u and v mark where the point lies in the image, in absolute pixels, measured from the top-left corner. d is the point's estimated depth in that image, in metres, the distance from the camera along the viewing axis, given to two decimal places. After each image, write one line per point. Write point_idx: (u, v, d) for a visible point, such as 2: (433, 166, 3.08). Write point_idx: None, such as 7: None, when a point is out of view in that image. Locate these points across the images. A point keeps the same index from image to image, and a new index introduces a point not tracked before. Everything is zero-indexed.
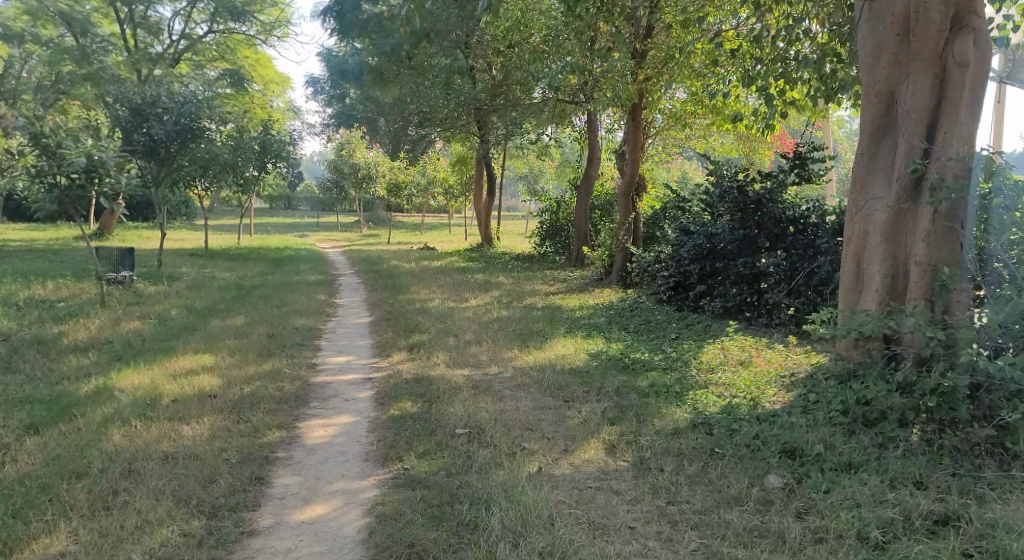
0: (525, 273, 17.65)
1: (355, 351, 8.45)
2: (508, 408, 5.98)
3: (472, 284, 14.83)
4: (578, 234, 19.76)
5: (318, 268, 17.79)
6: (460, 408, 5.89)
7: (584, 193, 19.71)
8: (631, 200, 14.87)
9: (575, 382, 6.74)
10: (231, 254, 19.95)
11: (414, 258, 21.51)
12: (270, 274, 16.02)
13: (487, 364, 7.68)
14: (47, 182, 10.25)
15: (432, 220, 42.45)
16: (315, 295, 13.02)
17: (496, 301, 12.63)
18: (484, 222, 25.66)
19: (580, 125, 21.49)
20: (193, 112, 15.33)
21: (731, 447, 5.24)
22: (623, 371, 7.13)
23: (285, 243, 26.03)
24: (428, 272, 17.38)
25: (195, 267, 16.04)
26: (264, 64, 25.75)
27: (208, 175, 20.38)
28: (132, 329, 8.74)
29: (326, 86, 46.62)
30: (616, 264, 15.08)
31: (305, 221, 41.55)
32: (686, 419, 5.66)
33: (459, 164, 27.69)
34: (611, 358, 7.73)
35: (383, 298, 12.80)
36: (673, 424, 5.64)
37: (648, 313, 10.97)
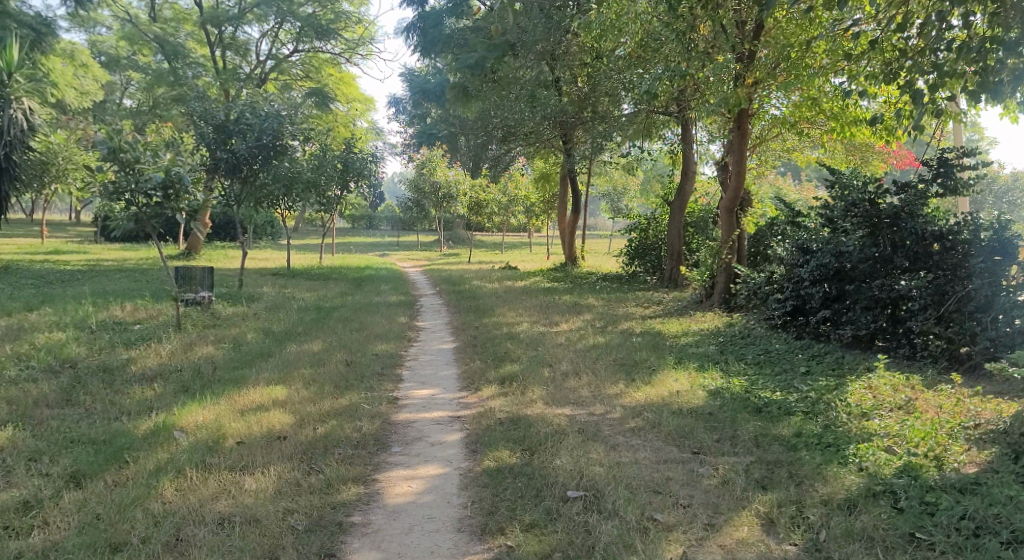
0: (616, 294, 16.59)
1: (441, 383, 7.59)
2: (624, 460, 4.99)
3: (561, 307, 13.85)
4: (671, 253, 18.58)
5: (399, 288, 17.17)
6: (567, 461, 4.93)
7: (677, 210, 18.57)
8: (736, 215, 13.75)
9: (701, 427, 5.67)
10: (313, 274, 19.58)
11: (498, 278, 20.69)
12: (351, 295, 15.45)
13: (591, 401, 6.68)
14: (124, 199, 9.63)
15: (512, 239, 41.78)
16: (396, 317, 12.30)
17: (590, 326, 11.61)
18: (569, 241, 24.71)
19: (671, 138, 20.42)
20: (277, 128, 14.90)
21: (942, 532, 4.15)
22: (757, 416, 6.01)
23: (367, 263, 25.70)
24: (514, 293, 16.50)
25: (276, 287, 15.61)
26: (348, 83, 25.52)
27: (290, 194, 20.11)
28: (205, 354, 8.13)
29: (407, 106, 46.93)
30: (719, 286, 13.91)
31: (386, 241, 41.49)
32: (859, 485, 4.58)
33: (542, 180, 26.85)
34: (736, 398, 6.61)
35: (468, 321, 11.95)
36: (842, 491, 4.56)
37: (765, 342, 9.75)
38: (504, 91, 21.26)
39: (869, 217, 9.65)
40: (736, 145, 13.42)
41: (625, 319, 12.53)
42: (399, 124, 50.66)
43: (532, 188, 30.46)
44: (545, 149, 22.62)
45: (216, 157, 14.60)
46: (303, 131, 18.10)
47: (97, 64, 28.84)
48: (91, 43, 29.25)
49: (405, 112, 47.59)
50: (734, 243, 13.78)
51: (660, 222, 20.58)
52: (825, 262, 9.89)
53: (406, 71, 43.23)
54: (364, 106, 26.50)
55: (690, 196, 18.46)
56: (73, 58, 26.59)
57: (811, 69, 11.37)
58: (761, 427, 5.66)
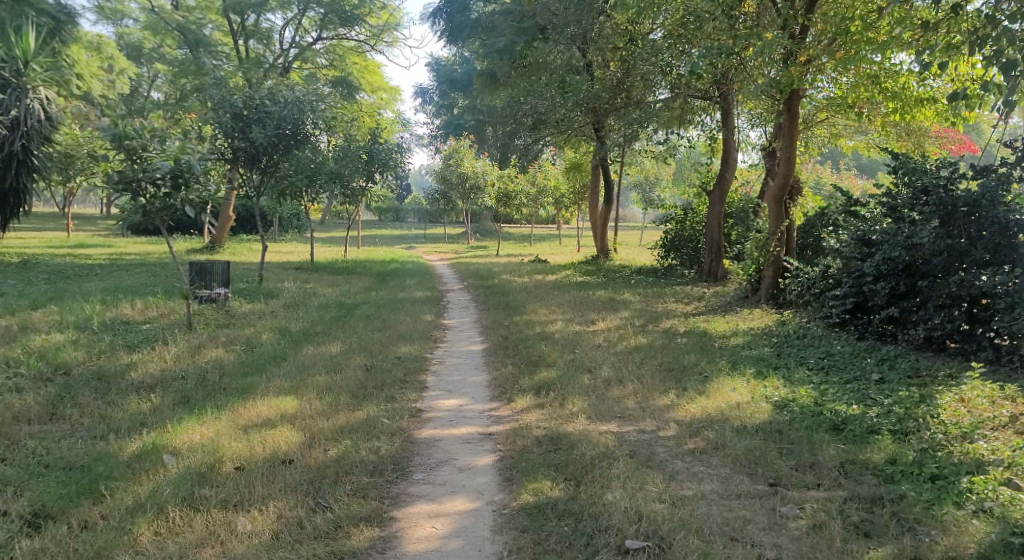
0: (654, 289, 15.76)
1: (471, 392, 6.85)
2: (685, 498, 4.29)
3: (597, 303, 13.05)
4: (711, 245, 17.66)
5: (425, 283, 16.49)
6: (617, 500, 4.25)
7: (717, 200, 17.66)
8: (786, 205, 12.88)
9: (768, 451, 4.89)
10: (337, 268, 18.97)
11: (528, 271, 19.92)
12: (375, 290, 14.79)
13: (640, 414, 5.92)
14: (130, 190, 8.95)
15: (540, 231, 40.99)
16: (421, 315, 11.58)
17: (629, 324, 10.80)
18: (600, 233, 23.88)
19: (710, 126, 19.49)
20: (299, 116, 14.19)
21: None
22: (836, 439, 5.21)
23: (393, 256, 25.05)
24: (545, 287, 15.72)
25: (298, 283, 15.01)
26: (374, 72, 24.80)
27: (313, 186, 19.50)
28: (214, 357, 7.48)
29: (434, 97, 46.37)
30: (766, 281, 13.04)
31: (413, 234, 40.90)
32: (990, 537, 3.87)
33: (573, 169, 26.03)
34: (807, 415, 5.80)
35: (497, 319, 11.22)
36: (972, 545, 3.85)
37: (825, 344, 8.90)
38: (535, 77, 20.41)
39: (944, 206, 8.76)
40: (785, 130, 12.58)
41: (666, 316, 11.72)
42: (426, 115, 50.05)
43: (562, 178, 29.64)
44: (578, 137, 21.77)
45: (233, 147, 13.83)
46: (327, 120, 17.45)
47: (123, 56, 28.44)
48: (117, 34, 28.89)
49: (432, 102, 46.96)
50: (782, 235, 12.92)
51: (697, 213, 19.67)
52: (894, 256, 9.03)
53: (433, 61, 42.56)
54: (391, 95, 25.80)
55: (730, 187, 17.60)
56: (99, 49, 26.24)
57: (874, 45, 10.48)
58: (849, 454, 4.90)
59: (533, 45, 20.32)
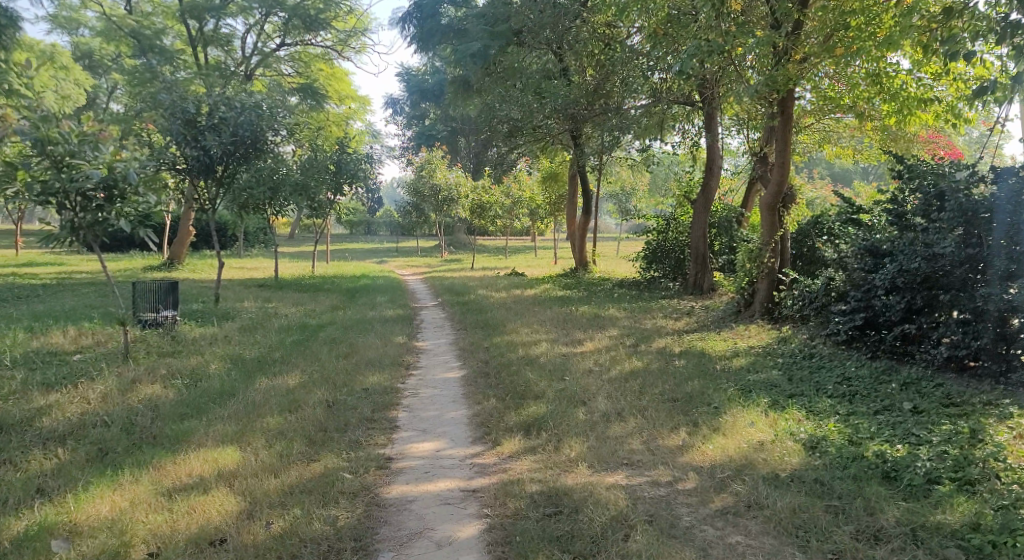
0: (639, 304, 14.91)
1: (448, 431, 5.93)
2: None
3: (582, 321, 12.17)
4: (696, 256, 16.89)
5: (397, 300, 15.54)
6: None
7: (702, 209, 16.90)
8: (780, 214, 12.10)
9: (794, 522, 4.28)
10: (304, 286, 17.94)
11: (505, 286, 19.02)
12: (342, 309, 13.75)
13: (648, 459, 5.12)
14: (55, 204, 7.96)
15: (515, 243, 40.05)
16: (393, 336, 10.61)
17: (618, 344, 9.96)
18: (579, 244, 23.03)
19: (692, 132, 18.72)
20: (258, 122, 13.11)
21: None
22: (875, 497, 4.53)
23: (363, 271, 24.02)
24: (524, 303, 14.80)
25: (259, 302, 13.94)
26: (341, 79, 23.77)
27: (276, 198, 18.41)
28: (149, 394, 6.47)
29: (405, 107, 45.41)
30: (760, 294, 12.26)
31: (385, 248, 39.72)
32: None
33: (550, 179, 25.20)
34: (845, 463, 4.95)
35: (476, 341, 10.28)
36: None
37: (838, 365, 8.06)
38: (509, 83, 19.52)
39: (965, 212, 7.97)
40: (778, 134, 11.77)
41: (657, 334, 10.88)
42: (396, 126, 48.99)
43: (537, 189, 28.78)
44: (556, 147, 20.94)
45: (185, 156, 12.72)
46: (291, 128, 16.41)
47: (76, 65, 27.04)
48: (71, 42, 27.49)
49: (402, 113, 45.92)
50: (776, 245, 12.13)
51: (680, 222, 18.88)
52: (912, 266, 8.18)
53: (403, 70, 41.56)
54: (360, 105, 24.78)
55: (715, 195, 16.87)
56: (50, 56, 24.83)
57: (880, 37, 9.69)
58: (887, 520, 4.29)
59: (507, 50, 19.44)
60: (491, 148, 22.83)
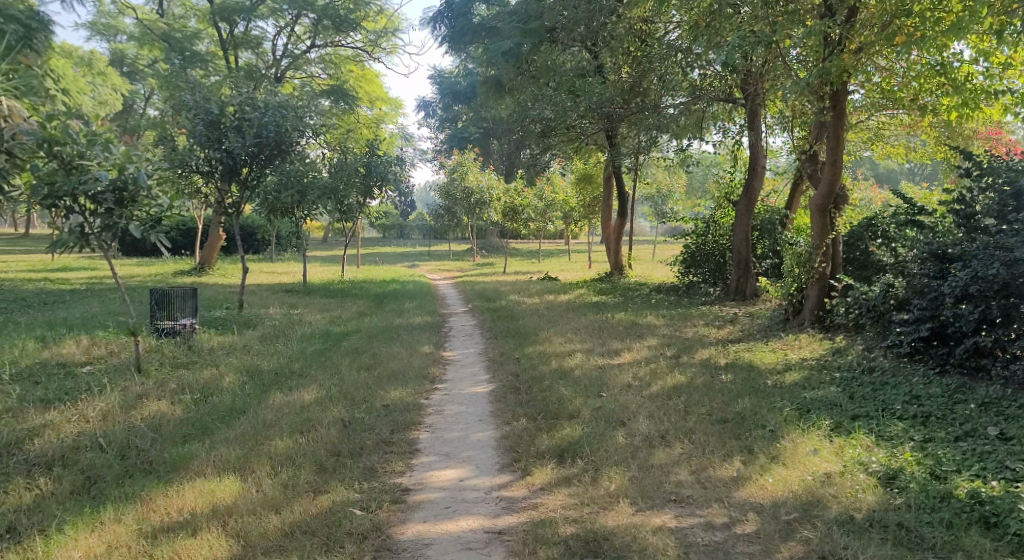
0: (678, 310, 14.23)
1: (474, 456, 5.41)
2: None
3: (619, 329, 11.54)
4: (739, 260, 16.16)
5: (425, 306, 15.07)
6: None
7: (745, 212, 16.15)
8: (831, 216, 11.35)
9: None
10: (331, 291, 17.56)
11: (537, 291, 18.44)
12: (369, 316, 13.27)
13: (698, 496, 4.62)
14: (61, 207, 7.49)
15: (548, 247, 39.36)
16: (418, 345, 10.08)
17: (657, 355, 9.35)
18: (614, 248, 22.34)
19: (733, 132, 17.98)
20: (284, 122, 12.59)
21: None
22: (964, 552, 4.05)
23: (393, 276, 23.62)
24: (558, 310, 14.19)
25: (284, 309, 13.54)
26: (371, 81, 23.45)
27: (305, 203, 18.02)
28: (153, 410, 6.04)
29: (438, 109, 45.08)
30: (809, 302, 11.55)
31: (416, 251, 39.36)
32: None
33: (584, 181, 24.55)
34: (927, 508, 4.36)
35: (507, 350, 9.73)
36: None
37: (903, 381, 7.36)
38: (543, 82, 18.92)
39: None
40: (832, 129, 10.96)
41: (699, 344, 10.21)
42: (429, 129, 48.59)
43: (570, 192, 28.14)
44: (591, 148, 20.28)
45: (209, 158, 12.24)
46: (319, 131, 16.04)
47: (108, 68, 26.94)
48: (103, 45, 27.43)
49: (434, 116, 45.50)
50: (828, 249, 11.39)
51: (720, 225, 18.12)
52: (988, 274, 7.49)
53: (435, 73, 41.15)
54: (391, 107, 24.38)
55: (759, 197, 16.13)
56: (82, 60, 24.68)
57: (949, 25, 8.98)
58: None
59: (541, 48, 18.78)
60: (523, 150, 22.28)
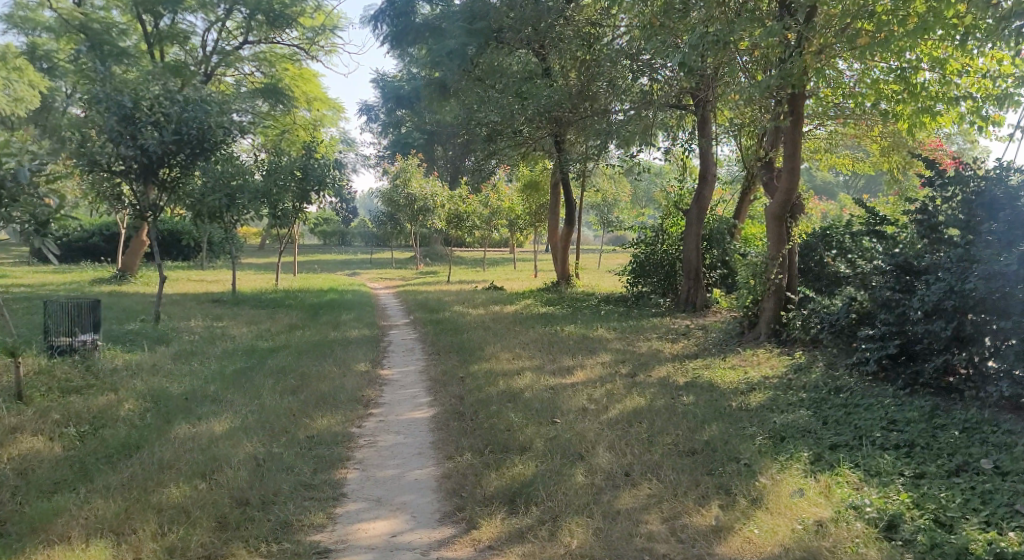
0: (628, 322, 13.66)
1: (411, 504, 4.70)
2: None
3: (567, 343, 10.90)
4: (690, 270, 15.69)
5: (363, 318, 14.18)
6: None
7: (695, 221, 15.67)
8: (788, 226, 10.88)
9: None
10: (262, 301, 16.50)
11: (482, 301, 17.69)
12: (300, 329, 12.32)
13: (672, 554, 4.04)
14: None
15: (493, 255, 38.60)
16: (353, 363, 9.23)
17: (612, 372, 8.72)
18: (561, 257, 21.73)
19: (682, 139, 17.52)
20: (206, 117, 11.54)
21: None
22: None
23: (331, 285, 22.60)
24: (504, 323, 13.47)
25: (208, 321, 12.50)
26: (309, 81, 22.16)
27: (235, 207, 16.92)
28: (24, 451, 5.17)
29: (380, 114, 44.01)
30: (764, 315, 11.04)
31: (357, 259, 38.20)
32: None
33: (530, 188, 23.93)
34: None
35: (450, 368, 8.97)
36: None
37: (876, 403, 6.83)
38: (489, 84, 18.22)
39: None
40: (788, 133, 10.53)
41: (653, 359, 9.63)
42: (372, 134, 47.44)
43: (516, 199, 27.49)
44: (537, 154, 19.64)
45: (121, 155, 11.14)
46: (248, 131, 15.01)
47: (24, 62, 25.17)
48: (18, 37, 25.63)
49: (377, 120, 44.40)
50: (784, 261, 10.91)
51: (669, 234, 17.64)
52: (963, 288, 7.03)
53: (377, 77, 40.12)
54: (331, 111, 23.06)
55: (709, 205, 15.69)
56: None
57: (914, 25, 8.54)
58: None
59: (486, 49, 18.11)
60: (467, 155, 21.56)
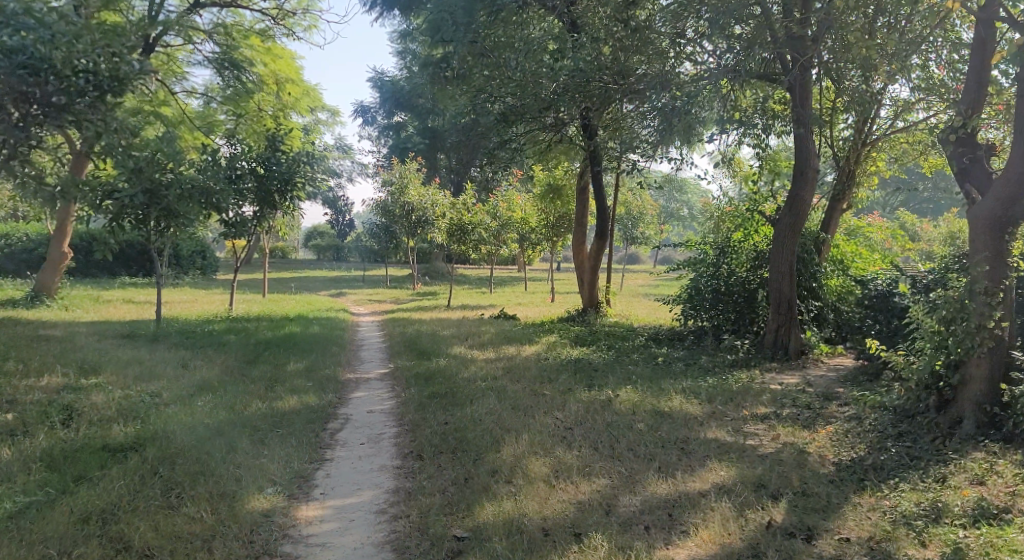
0: (705, 382, 9.30)
1: None
2: None
3: (637, 434, 6.58)
4: (782, 302, 11.31)
5: (320, 367, 9.82)
6: None
7: (790, 234, 11.30)
8: (1010, 243, 6.37)
9: None
10: (194, 336, 12.27)
11: (491, 337, 13.37)
12: (212, 392, 7.98)
13: None
14: None
15: (500, 275, 34.20)
16: (251, 489, 4.91)
17: (756, 525, 4.40)
18: (589, 277, 17.32)
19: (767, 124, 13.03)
20: (47, 53, 7.16)
21: None
22: None
23: (305, 309, 18.29)
24: (524, 380, 9.09)
25: (74, 379, 8.24)
26: (280, 60, 17.72)
27: (157, 208, 12.70)
28: None
29: (379, 116, 39.70)
30: (969, 387, 6.49)
31: (349, 276, 33.88)
32: None
33: (549, 194, 19.65)
34: None
35: (434, 508, 4.70)
36: None
37: None
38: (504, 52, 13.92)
39: None
40: None
41: (806, 476, 5.32)
42: (370, 140, 43.22)
43: (530, 209, 23.16)
44: (558, 146, 15.45)
45: None
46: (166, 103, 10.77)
47: None
48: None
49: (373, 122, 40.00)
50: (1007, 296, 6.40)
51: (740, 251, 13.18)
52: None
53: (375, 74, 35.83)
54: (308, 97, 18.71)
55: (808, 209, 11.26)
56: None
57: None
58: None
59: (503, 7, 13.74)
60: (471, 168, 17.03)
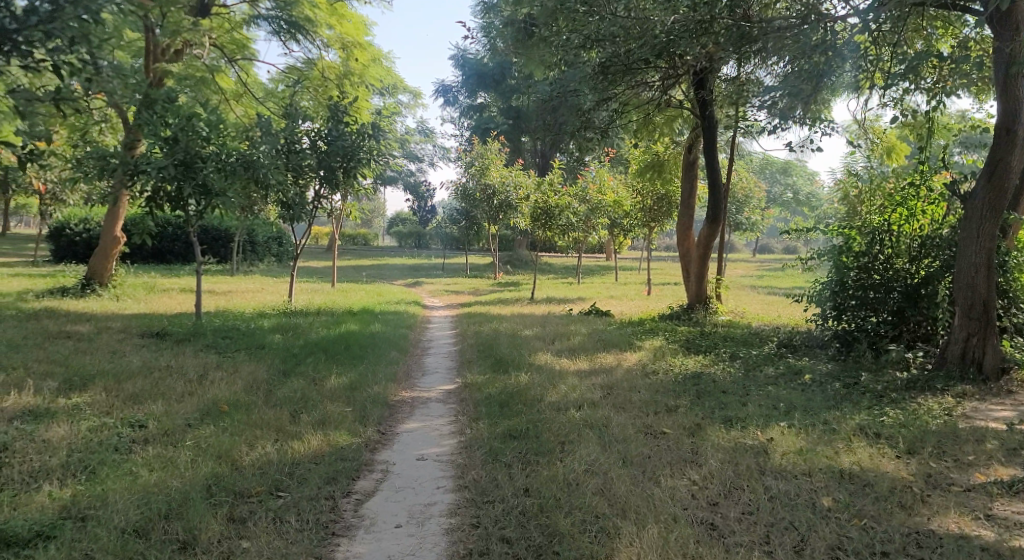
0: (887, 415, 6.67)
1: None
2: None
3: (829, 529, 4.16)
4: (977, 307, 8.46)
5: (368, 382, 7.64)
6: None
7: (992, 214, 8.39)
8: None
9: None
10: (234, 335, 10.40)
11: (584, 340, 11.01)
12: (214, 423, 5.90)
13: None
14: None
15: (587, 264, 31.77)
16: None
17: None
18: (698, 268, 14.68)
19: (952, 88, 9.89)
20: None
21: None
22: None
23: (372, 302, 16.36)
24: (634, 410, 6.66)
25: (46, 401, 6.34)
26: (347, 23, 15.56)
27: (191, 183, 10.75)
28: None
29: (461, 98, 37.72)
30: None
31: (429, 265, 32.11)
32: None
33: (649, 173, 16.91)
34: None
35: None
36: None
37: None
38: None
39: None
40: None
41: None
42: (451, 124, 41.37)
43: (624, 191, 20.63)
44: (665, 110, 12.80)
45: None
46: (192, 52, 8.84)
47: None
48: None
49: (455, 103, 37.99)
50: None
51: (896, 236, 10.23)
52: None
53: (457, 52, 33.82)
54: (375, 65, 16.77)
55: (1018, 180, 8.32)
56: None
57: None
58: None
59: None
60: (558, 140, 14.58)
